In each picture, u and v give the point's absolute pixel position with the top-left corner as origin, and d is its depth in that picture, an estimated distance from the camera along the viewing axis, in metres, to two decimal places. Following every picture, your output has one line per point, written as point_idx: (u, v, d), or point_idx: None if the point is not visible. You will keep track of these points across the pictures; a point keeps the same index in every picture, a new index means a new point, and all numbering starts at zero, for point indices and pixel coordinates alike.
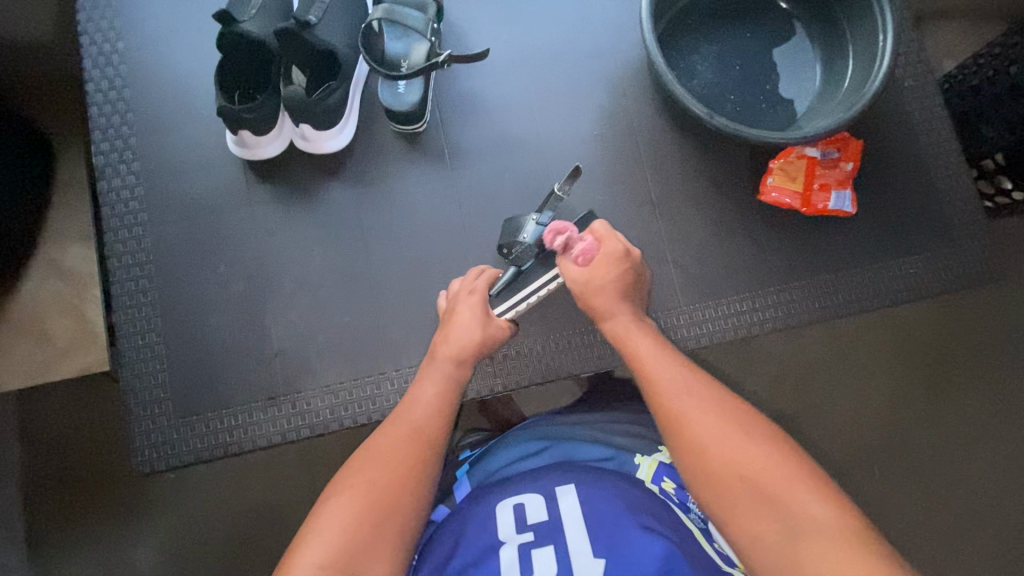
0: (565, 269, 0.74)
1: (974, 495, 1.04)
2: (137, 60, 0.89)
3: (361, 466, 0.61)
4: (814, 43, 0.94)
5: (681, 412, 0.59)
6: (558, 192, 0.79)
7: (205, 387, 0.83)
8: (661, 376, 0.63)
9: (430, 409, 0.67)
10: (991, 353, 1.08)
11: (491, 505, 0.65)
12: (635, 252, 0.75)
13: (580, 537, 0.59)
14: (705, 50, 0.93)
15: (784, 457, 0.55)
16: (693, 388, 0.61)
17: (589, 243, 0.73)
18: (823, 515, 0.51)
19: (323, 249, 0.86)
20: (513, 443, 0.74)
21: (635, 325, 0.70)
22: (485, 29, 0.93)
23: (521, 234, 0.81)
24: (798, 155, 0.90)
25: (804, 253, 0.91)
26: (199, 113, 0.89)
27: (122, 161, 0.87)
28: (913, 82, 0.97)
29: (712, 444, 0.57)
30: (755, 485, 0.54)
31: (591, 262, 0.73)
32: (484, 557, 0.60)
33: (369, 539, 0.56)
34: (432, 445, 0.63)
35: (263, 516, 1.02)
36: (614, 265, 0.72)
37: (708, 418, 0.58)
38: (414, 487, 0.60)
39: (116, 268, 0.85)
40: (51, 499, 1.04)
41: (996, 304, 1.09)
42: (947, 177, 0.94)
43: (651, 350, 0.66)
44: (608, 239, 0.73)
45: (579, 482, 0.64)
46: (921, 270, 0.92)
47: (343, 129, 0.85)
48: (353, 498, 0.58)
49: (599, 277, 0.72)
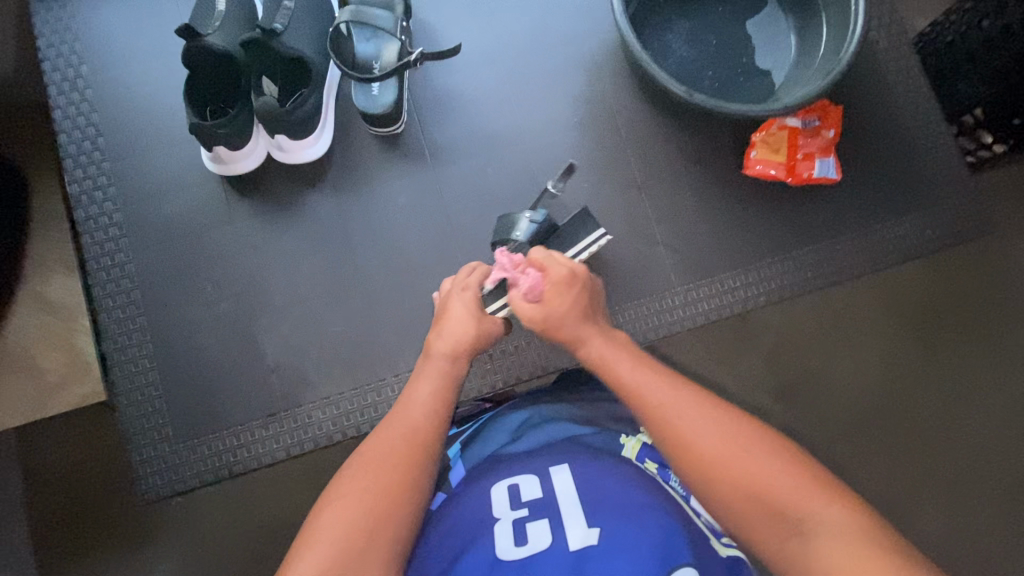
0: (516, 307, 0.69)
1: (973, 446, 1.06)
2: (102, 82, 0.87)
3: (355, 474, 0.60)
4: (787, 11, 0.93)
5: (682, 431, 0.58)
6: (553, 189, 0.81)
7: (203, 409, 0.82)
8: (654, 395, 0.61)
9: (425, 409, 0.66)
10: (983, 307, 1.09)
11: (485, 486, 0.64)
12: (581, 268, 0.70)
13: (575, 512, 0.59)
14: (678, 28, 0.92)
15: (793, 466, 0.55)
16: (685, 403, 0.60)
17: (533, 277, 0.69)
18: (831, 510, 0.52)
19: (311, 259, 0.85)
20: (504, 424, 0.73)
21: (606, 345, 0.67)
22: (455, 23, 0.91)
23: (515, 231, 0.80)
24: (779, 126, 0.90)
25: (794, 224, 0.91)
26: (171, 132, 0.87)
27: (97, 189, 0.85)
28: (888, 43, 0.96)
29: (718, 460, 0.56)
30: (765, 496, 0.54)
31: (540, 296, 0.69)
32: (478, 535, 0.60)
33: (366, 545, 0.56)
34: (427, 447, 0.63)
35: (274, 532, 1.02)
36: (567, 292, 0.68)
37: (708, 433, 0.57)
38: (409, 490, 0.60)
39: (102, 297, 0.84)
40: (60, 534, 1.03)
41: (983, 257, 1.10)
42: (929, 137, 0.95)
43: (635, 369, 0.64)
44: (550, 265, 0.69)
45: (572, 461, 0.64)
46: (907, 231, 0.93)
47: (320, 137, 0.84)
48: (348, 506, 0.58)
49: (558, 310, 0.67)
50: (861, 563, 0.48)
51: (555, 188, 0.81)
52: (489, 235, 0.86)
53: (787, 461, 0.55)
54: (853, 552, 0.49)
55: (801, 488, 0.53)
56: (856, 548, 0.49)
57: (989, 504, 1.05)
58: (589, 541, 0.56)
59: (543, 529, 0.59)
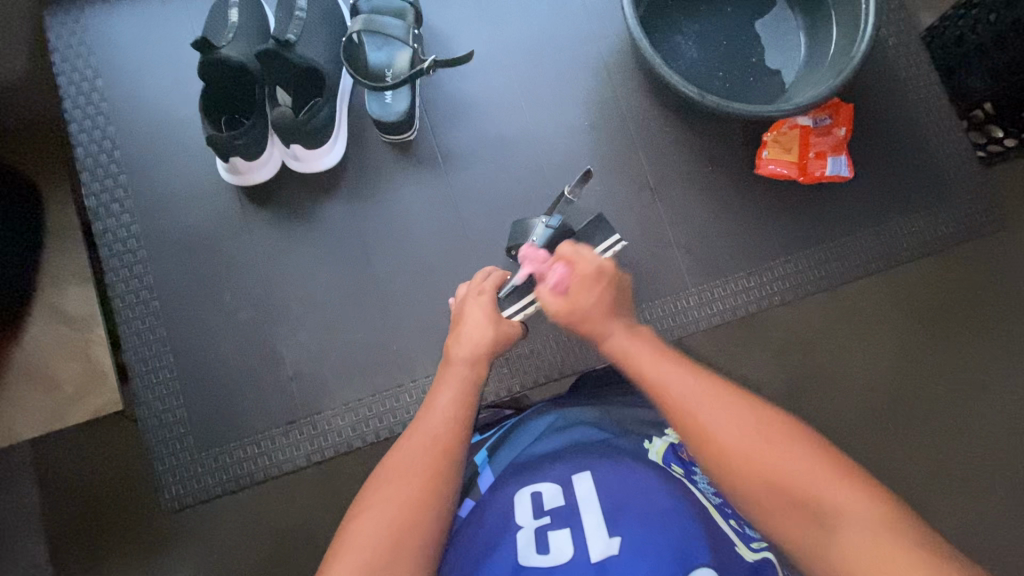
0: (543, 299, 0.70)
1: (989, 441, 1.06)
2: (118, 95, 0.88)
3: (380, 484, 0.61)
4: (796, 11, 0.93)
5: (705, 424, 0.58)
6: (569, 194, 0.82)
7: (224, 418, 0.83)
8: (673, 386, 0.61)
9: (446, 415, 0.67)
10: (997, 302, 1.09)
11: (509, 494, 0.66)
12: (609, 264, 0.70)
13: (596, 519, 0.60)
14: (687, 29, 0.92)
15: (819, 457, 0.54)
16: (706, 396, 0.60)
17: (561, 272, 0.70)
18: (852, 497, 0.51)
19: (327, 267, 0.86)
20: (529, 429, 0.75)
21: (632, 340, 0.67)
22: (466, 29, 0.92)
23: (531, 234, 0.82)
24: (790, 126, 0.90)
25: (807, 223, 0.91)
26: (186, 144, 0.87)
27: (114, 201, 0.86)
28: (897, 39, 0.96)
29: (735, 451, 0.56)
30: (781, 485, 0.54)
31: (567, 291, 0.69)
32: (501, 542, 0.61)
33: (393, 555, 0.56)
34: (449, 453, 0.64)
35: (293, 539, 1.03)
36: (593, 289, 0.68)
37: (734, 429, 0.57)
38: (434, 498, 0.60)
39: (121, 308, 0.84)
40: (82, 544, 1.04)
41: (995, 252, 1.10)
42: (941, 134, 0.95)
43: (659, 364, 0.64)
44: (579, 261, 0.69)
45: (594, 467, 0.65)
46: (921, 227, 0.92)
47: (335, 145, 0.85)
48: (375, 516, 0.58)
49: (585, 305, 0.68)
50: (887, 550, 0.47)
51: (572, 194, 0.82)
52: (506, 240, 0.86)
53: (812, 452, 0.55)
54: (878, 539, 0.48)
55: (820, 476, 0.53)
56: (879, 534, 0.49)
57: (1008, 499, 1.04)
58: (609, 551, 0.57)
59: (564, 537, 0.60)
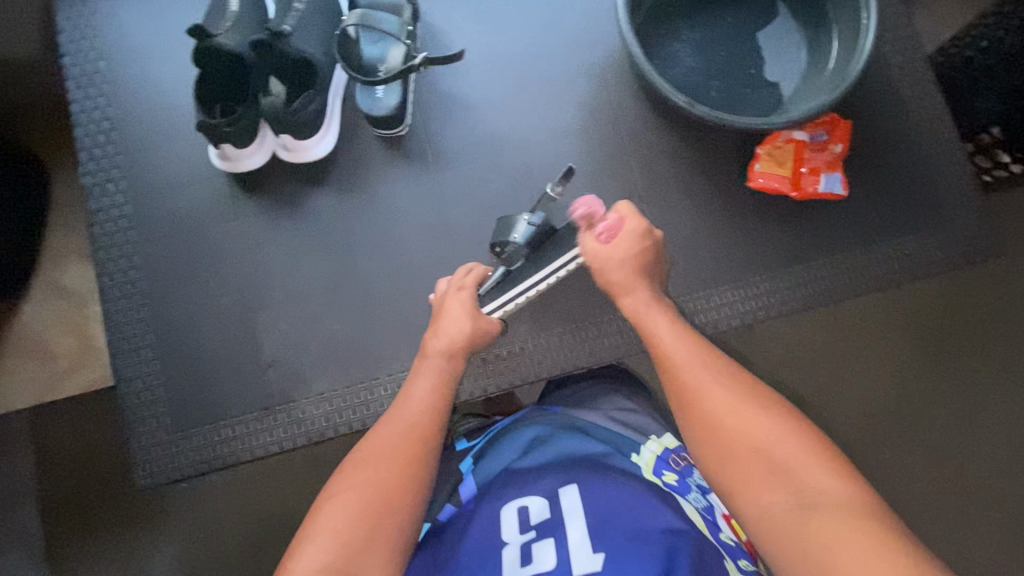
0: (585, 242, 0.74)
1: (979, 470, 1.04)
2: (119, 78, 0.89)
3: (356, 467, 0.62)
4: (798, 24, 0.92)
5: (698, 386, 0.61)
6: (552, 192, 0.80)
7: (200, 400, 0.84)
8: (675, 349, 0.64)
9: (424, 406, 0.68)
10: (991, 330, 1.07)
11: (497, 508, 0.67)
12: (658, 233, 0.74)
13: (580, 533, 0.60)
14: (686, 37, 0.92)
15: (803, 441, 0.56)
16: (700, 361, 0.63)
17: (613, 220, 0.74)
18: (828, 482, 0.53)
19: (311, 258, 0.87)
20: (515, 437, 0.75)
21: (651, 299, 0.70)
22: (463, 28, 0.92)
23: (512, 232, 0.81)
24: (785, 139, 0.88)
25: (797, 240, 0.90)
26: (182, 129, 0.89)
27: (108, 181, 0.88)
28: (902, 57, 0.95)
29: (722, 417, 0.58)
30: (762, 454, 0.56)
31: (614, 238, 0.73)
32: (486, 556, 0.62)
33: (366, 537, 0.57)
34: (424, 441, 0.65)
35: (272, 521, 1.05)
36: (636, 241, 0.72)
37: (725, 393, 0.60)
38: (409, 486, 0.61)
39: (110, 287, 0.86)
40: (65, 514, 1.06)
41: (993, 279, 1.08)
42: (941, 156, 0.93)
43: (671, 326, 0.67)
44: (633, 217, 0.73)
45: (581, 481, 0.66)
46: (915, 250, 0.91)
47: (326, 136, 0.86)
48: (348, 500, 0.59)
49: (619, 249, 0.72)
50: (856, 539, 0.48)
51: (554, 193, 0.80)
52: (489, 238, 0.87)
53: (798, 433, 0.56)
54: (848, 524, 0.49)
55: (801, 457, 0.55)
56: (856, 524, 0.49)
57: (995, 532, 1.02)
58: (593, 567, 0.56)
59: (547, 549, 0.60)
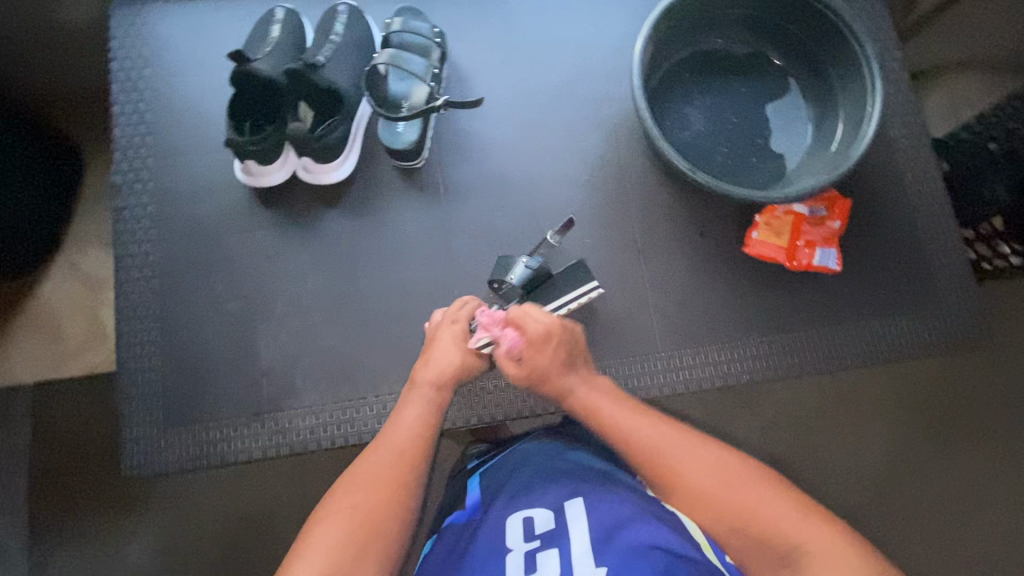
0: (505, 368, 0.73)
1: (947, 553, 1.05)
2: (160, 86, 0.95)
3: (346, 492, 0.65)
4: (808, 101, 0.95)
5: (679, 465, 0.65)
6: (553, 241, 0.86)
7: (194, 399, 0.87)
8: (647, 437, 0.67)
9: (413, 433, 0.71)
10: (969, 413, 1.10)
11: (504, 515, 0.69)
12: (558, 324, 0.73)
13: (584, 544, 0.62)
14: (698, 102, 0.95)
15: (788, 502, 0.61)
16: (677, 441, 0.67)
17: (512, 336, 0.72)
18: (810, 534, 0.59)
19: (317, 274, 0.91)
20: (526, 453, 0.78)
21: (591, 393, 0.72)
22: (487, 72, 0.97)
23: (510, 273, 0.86)
24: (784, 211, 0.91)
25: (787, 309, 0.92)
26: (212, 139, 0.94)
27: (137, 181, 0.93)
28: (907, 142, 0.97)
29: (709, 492, 0.63)
30: (755, 521, 0.61)
31: (523, 356, 0.72)
32: (491, 561, 0.64)
33: (355, 559, 0.60)
34: (412, 468, 0.68)
35: (249, 522, 1.07)
36: (544, 351, 0.72)
37: (704, 470, 0.64)
38: (397, 512, 0.64)
39: (124, 280, 0.90)
40: (51, 492, 1.09)
41: (973, 366, 1.11)
42: (938, 242, 0.95)
43: (622, 412, 0.70)
44: (529, 321, 0.72)
45: (585, 494, 0.67)
46: (905, 331, 0.92)
47: (345, 161, 0.90)
48: (338, 525, 0.62)
49: (542, 364, 0.72)
50: None
51: (552, 239, 0.86)
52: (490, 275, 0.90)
53: (782, 495, 0.62)
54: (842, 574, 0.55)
55: (786, 518, 0.60)
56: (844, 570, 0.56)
57: None
58: None
59: (552, 560, 0.61)
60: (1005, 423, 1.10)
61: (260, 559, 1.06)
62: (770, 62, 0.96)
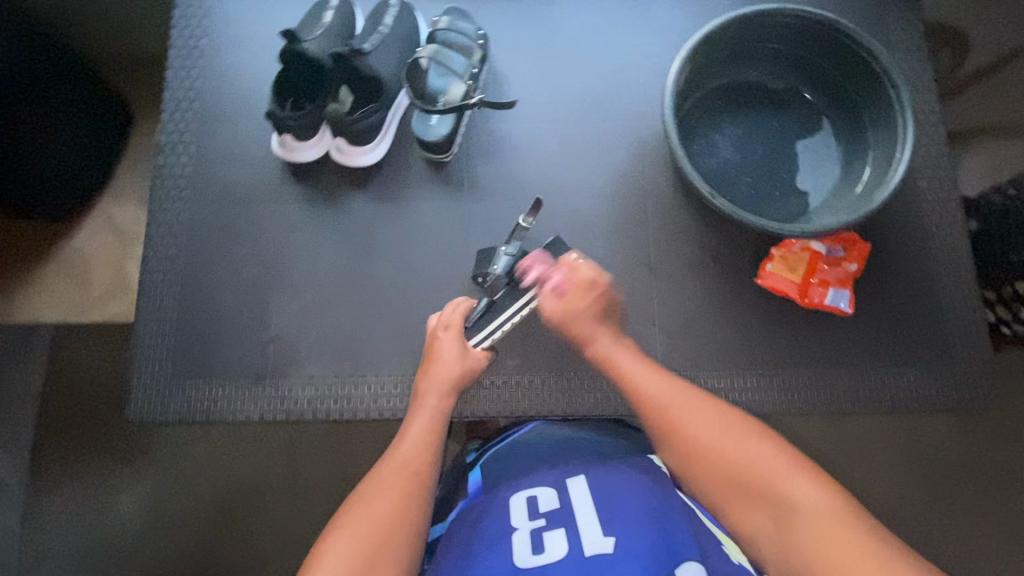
0: (544, 302, 0.81)
1: None
2: (213, 57, 1.00)
3: (356, 504, 0.65)
4: (838, 141, 0.96)
5: (677, 417, 0.68)
6: (524, 224, 0.87)
7: (202, 356, 0.90)
8: (652, 390, 0.71)
9: (420, 444, 0.72)
10: (970, 479, 1.08)
11: (507, 496, 0.70)
12: (606, 279, 0.81)
13: (590, 520, 0.64)
14: (728, 131, 0.97)
15: (782, 458, 0.62)
16: (681, 397, 0.70)
17: (563, 275, 0.81)
18: (806, 491, 0.59)
19: (335, 251, 0.93)
20: (522, 443, 0.80)
21: (615, 345, 0.78)
22: (525, 79, 0.99)
23: (493, 264, 0.88)
24: (801, 247, 0.91)
25: (792, 344, 0.92)
26: (254, 112, 0.98)
27: (180, 143, 0.97)
28: (935, 195, 0.97)
29: (701, 442, 0.66)
30: (746, 476, 0.62)
31: (565, 295, 0.81)
32: (499, 540, 0.65)
33: (367, 566, 0.60)
34: (419, 476, 0.69)
35: (239, 485, 1.10)
36: (587, 293, 0.80)
37: (702, 423, 0.67)
38: (407, 520, 0.64)
39: (154, 234, 0.94)
40: (57, 429, 1.13)
41: (979, 432, 1.09)
42: (955, 299, 0.94)
43: (643, 366, 0.75)
44: (581, 268, 0.81)
45: (587, 473, 0.71)
46: (911, 384, 0.91)
47: (377, 146, 0.93)
48: (347, 536, 0.62)
49: (576, 307, 0.80)
50: (836, 538, 0.55)
51: (527, 223, 0.87)
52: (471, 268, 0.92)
53: (775, 449, 0.63)
54: (829, 528, 0.56)
55: (778, 470, 0.61)
56: (835, 532, 0.55)
57: None
58: (604, 548, 0.61)
59: (559, 538, 0.63)
60: (1006, 494, 1.07)
61: (244, 522, 1.09)
62: (803, 99, 0.97)
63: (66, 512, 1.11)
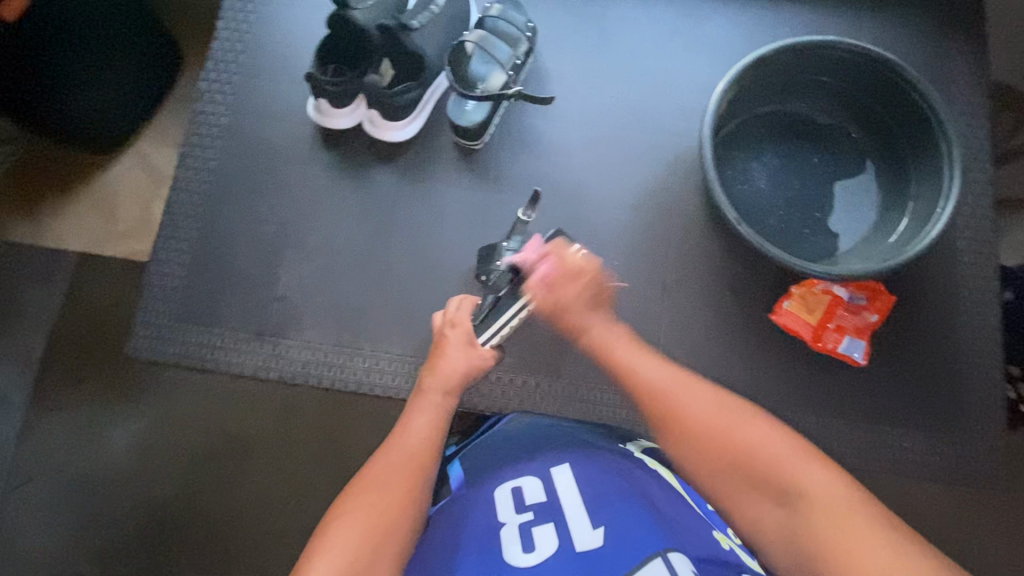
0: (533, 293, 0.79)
1: None
2: (265, 13, 1.01)
3: (360, 494, 0.65)
4: (878, 187, 0.92)
5: (681, 400, 0.69)
6: (523, 216, 0.88)
7: (208, 304, 0.91)
8: (657, 377, 0.71)
9: (426, 436, 0.71)
10: (961, 555, 1.04)
11: (491, 488, 0.70)
12: (591, 265, 0.78)
13: (577, 513, 0.65)
14: (766, 161, 0.94)
15: (791, 445, 0.63)
16: (684, 384, 0.70)
17: (548, 265, 0.79)
18: (816, 478, 0.60)
19: (352, 222, 0.93)
20: (502, 432, 0.78)
21: (606, 330, 0.77)
22: (568, 78, 0.98)
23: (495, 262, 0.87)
24: (822, 289, 0.89)
25: (798, 388, 0.89)
26: (296, 73, 0.99)
27: (219, 93, 0.98)
28: (973, 258, 0.93)
29: (706, 425, 0.66)
30: (750, 463, 0.63)
31: (552, 283, 0.78)
32: (487, 535, 0.65)
33: (371, 556, 0.60)
34: (422, 471, 0.68)
35: (226, 436, 1.11)
36: (572, 285, 0.78)
37: (705, 408, 0.67)
38: (412, 515, 0.64)
39: (181, 178, 0.95)
40: (62, 354, 1.16)
41: (977, 508, 1.06)
42: (977, 368, 0.90)
43: (647, 360, 0.74)
44: (562, 256, 0.79)
45: (572, 461, 0.71)
46: (915, 447, 0.88)
47: (410, 124, 0.93)
48: (354, 524, 0.62)
49: (566, 296, 0.78)
50: (854, 525, 0.56)
51: (526, 217, 0.88)
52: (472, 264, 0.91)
53: (783, 434, 0.64)
54: (839, 516, 0.57)
55: (787, 456, 0.62)
56: (845, 516, 0.57)
57: None
58: (593, 543, 0.62)
59: (548, 532, 0.64)
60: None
61: (225, 473, 1.10)
62: (848, 137, 0.95)
63: (59, 438, 1.13)
